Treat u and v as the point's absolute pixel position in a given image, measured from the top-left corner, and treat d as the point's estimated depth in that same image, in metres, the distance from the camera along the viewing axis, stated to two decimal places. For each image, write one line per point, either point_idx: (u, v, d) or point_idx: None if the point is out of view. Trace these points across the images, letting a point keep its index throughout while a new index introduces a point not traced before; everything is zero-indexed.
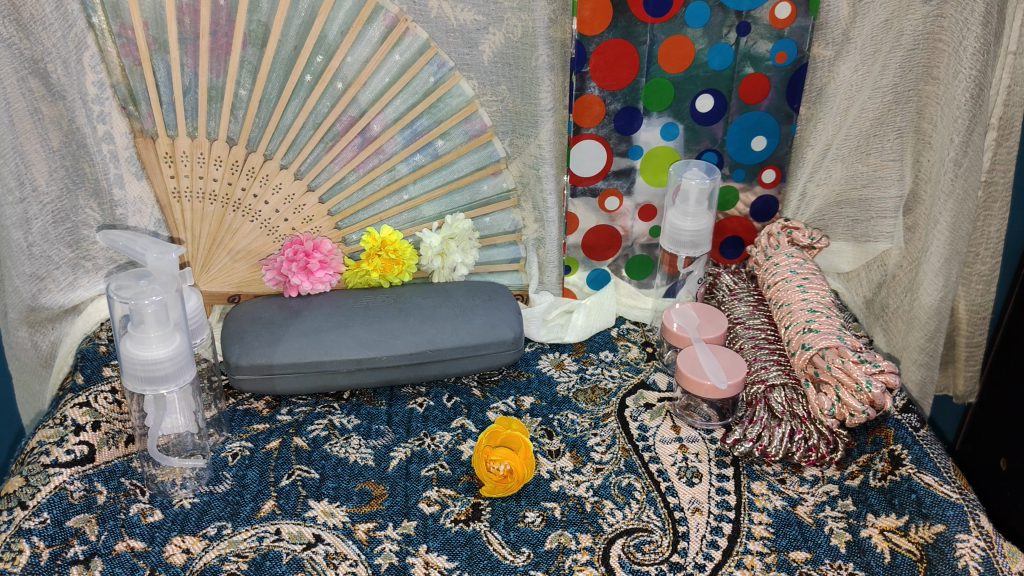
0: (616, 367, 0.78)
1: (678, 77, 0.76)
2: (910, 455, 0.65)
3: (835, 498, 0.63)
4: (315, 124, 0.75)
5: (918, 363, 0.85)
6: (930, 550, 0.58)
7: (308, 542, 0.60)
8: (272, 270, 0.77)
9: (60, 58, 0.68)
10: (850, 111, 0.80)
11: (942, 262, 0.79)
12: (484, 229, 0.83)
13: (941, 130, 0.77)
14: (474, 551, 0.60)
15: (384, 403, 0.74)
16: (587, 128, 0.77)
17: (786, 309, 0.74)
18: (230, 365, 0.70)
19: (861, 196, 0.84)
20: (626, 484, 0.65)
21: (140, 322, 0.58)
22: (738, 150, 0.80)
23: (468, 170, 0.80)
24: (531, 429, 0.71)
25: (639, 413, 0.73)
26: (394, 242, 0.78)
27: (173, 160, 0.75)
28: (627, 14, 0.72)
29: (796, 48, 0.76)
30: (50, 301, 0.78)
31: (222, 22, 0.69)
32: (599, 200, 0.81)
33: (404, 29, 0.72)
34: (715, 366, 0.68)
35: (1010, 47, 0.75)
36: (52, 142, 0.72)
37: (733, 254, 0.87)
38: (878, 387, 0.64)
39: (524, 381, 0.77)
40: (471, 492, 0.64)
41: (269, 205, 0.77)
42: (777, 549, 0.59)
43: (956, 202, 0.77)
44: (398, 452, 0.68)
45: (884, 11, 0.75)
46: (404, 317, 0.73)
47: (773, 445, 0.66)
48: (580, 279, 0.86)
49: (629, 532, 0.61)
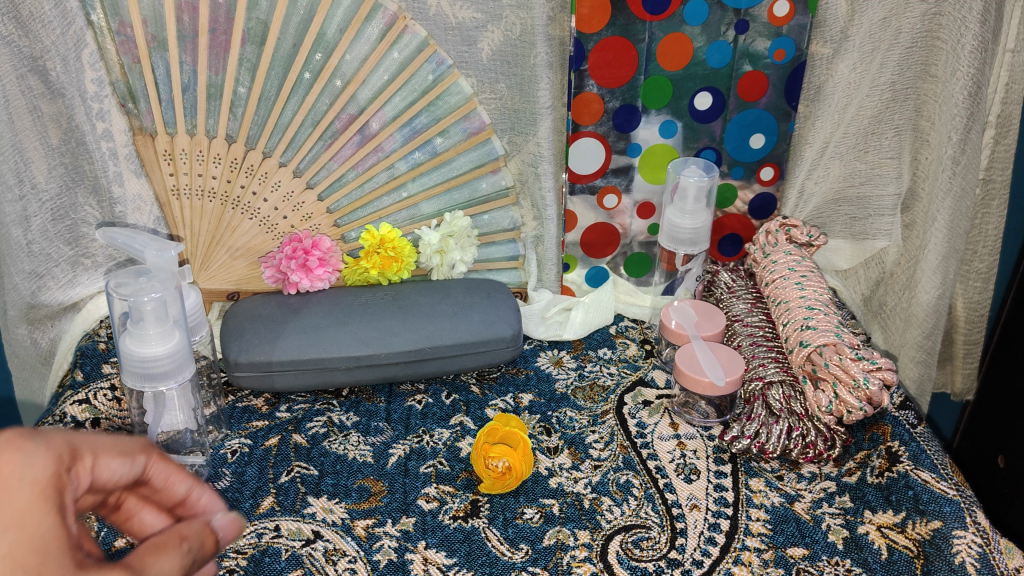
0: (614, 364, 0.79)
1: (678, 74, 0.76)
2: (908, 452, 0.65)
3: (833, 495, 0.64)
4: (315, 122, 0.75)
5: (916, 360, 0.85)
6: (926, 546, 0.58)
7: (307, 539, 0.60)
8: (272, 267, 0.77)
9: (59, 55, 0.68)
10: (848, 108, 0.80)
11: (941, 259, 0.79)
12: (484, 226, 0.83)
13: (940, 127, 0.76)
14: (473, 547, 0.60)
15: (383, 400, 0.74)
16: (586, 126, 0.77)
17: (784, 306, 0.74)
18: (229, 362, 0.70)
19: (860, 194, 0.84)
20: (624, 481, 0.65)
21: (140, 319, 0.58)
22: (737, 148, 0.81)
23: (468, 167, 0.80)
24: (530, 426, 0.71)
25: (637, 410, 0.73)
26: (394, 239, 0.78)
27: (173, 157, 0.75)
28: (627, 11, 0.72)
29: (795, 46, 0.76)
30: (50, 298, 0.78)
31: (222, 20, 0.69)
32: (598, 197, 0.82)
33: (404, 27, 0.72)
34: (714, 364, 0.68)
35: (1008, 45, 0.75)
36: (51, 140, 0.72)
37: (731, 251, 0.87)
38: (875, 384, 0.64)
39: (522, 378, 0.77)
40: (470, 489, 0.65)
41: (269, 203, 0.78)
42: (775, 546, 0.60)
43: (953, 199, 0.77)
44: (397, 449, 0.68)
45: (882, 10, 0.75)
46: (403, 313, 0.74)
47: (771, 442, 0.66)
48: (579, 277, 0.86)
49: (627, 528, 0.61)
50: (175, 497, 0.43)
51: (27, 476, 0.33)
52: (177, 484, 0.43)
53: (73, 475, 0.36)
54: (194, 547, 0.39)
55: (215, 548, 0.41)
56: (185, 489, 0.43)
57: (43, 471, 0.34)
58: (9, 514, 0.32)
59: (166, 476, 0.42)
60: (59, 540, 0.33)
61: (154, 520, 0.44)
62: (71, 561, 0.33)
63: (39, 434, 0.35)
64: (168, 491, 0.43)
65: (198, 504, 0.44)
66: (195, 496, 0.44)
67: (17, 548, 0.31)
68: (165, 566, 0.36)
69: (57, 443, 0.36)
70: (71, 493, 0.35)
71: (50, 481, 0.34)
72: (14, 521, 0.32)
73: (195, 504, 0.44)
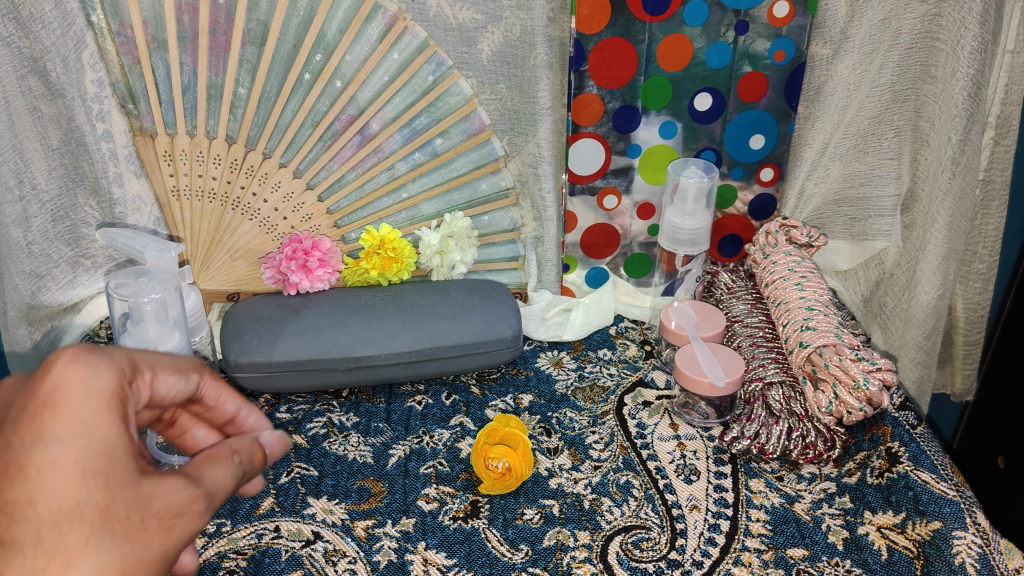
0: (614, 365, 0.79)
1: (678, 76, 0.76)
2: (907, 452, 0.65)
3: (833, 495, 0.64)
4: (314, 123, 0.75)
5: (916, 361, 0.85)
6: (926, 547, 0.58)
7: (307, 539, 0.60)
8: (272, 268, 0.77)
9: (59, 56, 0.69)
10: (848, 109, 0.80)
11: (940, 260, 0.79)
12: (484, 227, 0.83)
13: (939, 128, 0.76)
14: (473, 548, 0.60)
15: (382, 401, 0.74)
16: (586, 127, 0.77)
17: (784, 306, 0.74)
18: (229, 363, 0.70)
19: (859, 195, 0.84)
20: (624, 481, 0.65)
21: (140, 319, 0.58)
22: (737, 149, 0.81)
23: (468, 168, 0.80)
24: (530, 427, 0.71)
25: (637, 410, 0.73)
26: (394, 240, 0.78)
27: (173, 158, 0.75)
28: (626, 12, 0.72)
29: (794, 47, 0.76)
30: (50, 299, 0.78)
31: (222, 21, 0.69)
32: (598, 198, 0.82)
33: (404, 27, 0.72)
34: (714, 365, 0.68)
35: (1008, 46, 0.75)
36: (52, 140, 0.72)
37: (731, 252, 0.88)
38: (875, 384, 0.64)
39: (522, 379, 0.77)
40: (470, 489, 0.65)
41: (269, 204, 0.78)
42: (775, 546, 0.60)
43: (953, 201, 0.77)
44: (398, 450, 0.68)
45: (882, 11, 0.74)
46: (403, 314, 0.74)
47: (771, 442, 0.66)
48: (579, 277, 0.87)
49: (627, 529, 0.61)
50: (225, 416, 0.45)
51: (92, 389, 0.34)
52: (227, 404, 0.45)
53: (134, 388, 0.37)
54: (245, 460, 0.41)
55: (265, 461, 0.43)
56: (235, 409, 0.45)
57: (107, 383, 0.34)
58: (77, 422, 0.33)
59: (218, 395, 0.44)
60: (124, 446, 0.34)
61: (206, 436, 0.46)
62: (134, 466, 0.34)
63: (102, 349, 0.36)
64: (218, 409, 0.45)
65: (248, 423, 0.46)
66: (244, 415, 0.46)
67: (87, 453, 0.32)
68: (218, 476, 0.38)
69: (119, 357, 0.36)
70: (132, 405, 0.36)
71: (114, 393, 0.34)
72: (82, 428, 0.33)
73: (244, 423, 0.46)
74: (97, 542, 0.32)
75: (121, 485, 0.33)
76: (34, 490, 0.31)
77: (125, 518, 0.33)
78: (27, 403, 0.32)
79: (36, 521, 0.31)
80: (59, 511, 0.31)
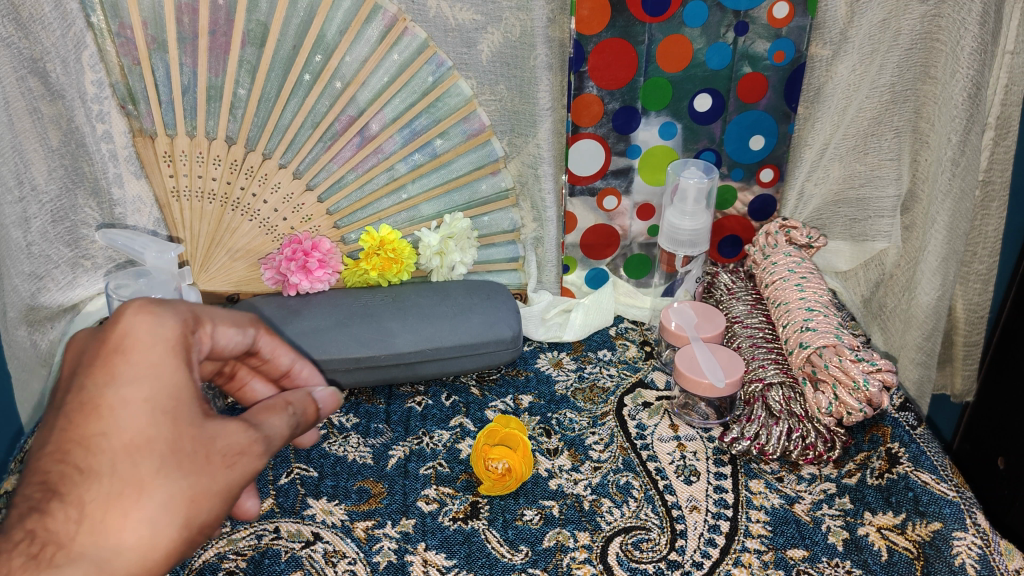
0: (614, 366, 0.79)
1: (677, 77, 0.76)
2: (907, 453, 0.65)
3: (833, 496, 0.63)
4: (314, 123, 0.75)
5: (916, 361, 0.85)
6: (927, 548, 0.58)
7: (307, 540, 0.60)
8: (271, 269, 0.77)
9: (59, 57, 0.68)
10: (848, 109, 0.80)
11: (940, 261, 0.79)
12: (483, 228, 0.83)
13: (939, 129, 0.76)
14: (473, 549, 0.60)
15: (382, 402, 0.74)
16: (585, 128, 0.77)
17: (784, 308, 0.74)
18: None
19: (859, 196, 0.84)
20: (624, 483, 0.65)
21: None
22: (737, 150, 0.81)
23: (468, 168, 0.80)
24: (530, 428, 0.71)
25: (636, 411, 0.73)
26: (393, 241, 0.78)
27: (173, 159, 0.75)
28: (626, 13, 0.72)
29: (794, 48, 0.76)
30: (50, 300, 0.78)
31: (221, 22, 0.69)
32: (597, 199, 0.82)
33: (404, 28, 0.72)
34: (714, 365, 0.68)
35: (1007, 47, 0.75)
36: (51, 141, 0.72)
37: (730, 253, 0.88)
38: (875, 385, 0.64)
39: (522, 380, 0.77)
40: (470, 490, 0.65)
41: (268, 204, 0.78)
42: (774, 547, 0.60)
43: (953, 201, 0.77)
44: (397, 450, 0.68)
45: (882, 11, 0.74)
46: (403, 314, 0.74)
47: (771, 444, 0.66)
48: (579, 277, 0.87)
49: (627, 530, 0.61)
50: (281, 368, 0.49)
51: (158, 335, 0.37)
52: (281, 357, 0.48)
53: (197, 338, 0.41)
54: (300, 411, 0.43)
55: (317, 416, 0.45)
56: (289, 362, 0.49)
57: (172, 331, 0.38)
58: (145, 364, 0.36)
59: (273, 348, 0.47)
60: (188, 388, 0.37)
61: (263, 387, 0.50)
62: (198, 408, 0.37)
63: (166, 302, 0.39)
64: (274, 362, 0.48)
65: (301, 377, 0.49)
66: (297, 368, 0.49)
67: (155, 394, 0.36)
68: (275, 423, 0.41)
69: (182, 310, 0.40)
70: (195, 352, 0.40)
71: (179, 340, 0.38)
72: (150, 370, 0.36)
73: (298, 376, 0.49)
74: (167, 472, 0.35)
75: (187, 424, 0.37)
76: (108, 425, 0.35)
77: (191, 453, 0.36)
78: (100, 349, 0.36)
79: (111, 453, 0.34)
80: (131, 444, 0.35)
